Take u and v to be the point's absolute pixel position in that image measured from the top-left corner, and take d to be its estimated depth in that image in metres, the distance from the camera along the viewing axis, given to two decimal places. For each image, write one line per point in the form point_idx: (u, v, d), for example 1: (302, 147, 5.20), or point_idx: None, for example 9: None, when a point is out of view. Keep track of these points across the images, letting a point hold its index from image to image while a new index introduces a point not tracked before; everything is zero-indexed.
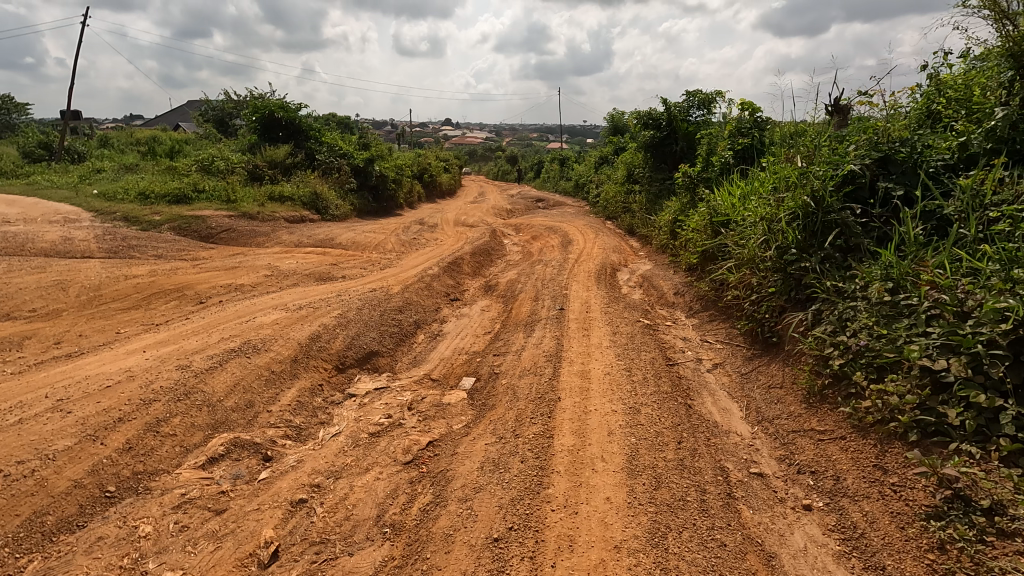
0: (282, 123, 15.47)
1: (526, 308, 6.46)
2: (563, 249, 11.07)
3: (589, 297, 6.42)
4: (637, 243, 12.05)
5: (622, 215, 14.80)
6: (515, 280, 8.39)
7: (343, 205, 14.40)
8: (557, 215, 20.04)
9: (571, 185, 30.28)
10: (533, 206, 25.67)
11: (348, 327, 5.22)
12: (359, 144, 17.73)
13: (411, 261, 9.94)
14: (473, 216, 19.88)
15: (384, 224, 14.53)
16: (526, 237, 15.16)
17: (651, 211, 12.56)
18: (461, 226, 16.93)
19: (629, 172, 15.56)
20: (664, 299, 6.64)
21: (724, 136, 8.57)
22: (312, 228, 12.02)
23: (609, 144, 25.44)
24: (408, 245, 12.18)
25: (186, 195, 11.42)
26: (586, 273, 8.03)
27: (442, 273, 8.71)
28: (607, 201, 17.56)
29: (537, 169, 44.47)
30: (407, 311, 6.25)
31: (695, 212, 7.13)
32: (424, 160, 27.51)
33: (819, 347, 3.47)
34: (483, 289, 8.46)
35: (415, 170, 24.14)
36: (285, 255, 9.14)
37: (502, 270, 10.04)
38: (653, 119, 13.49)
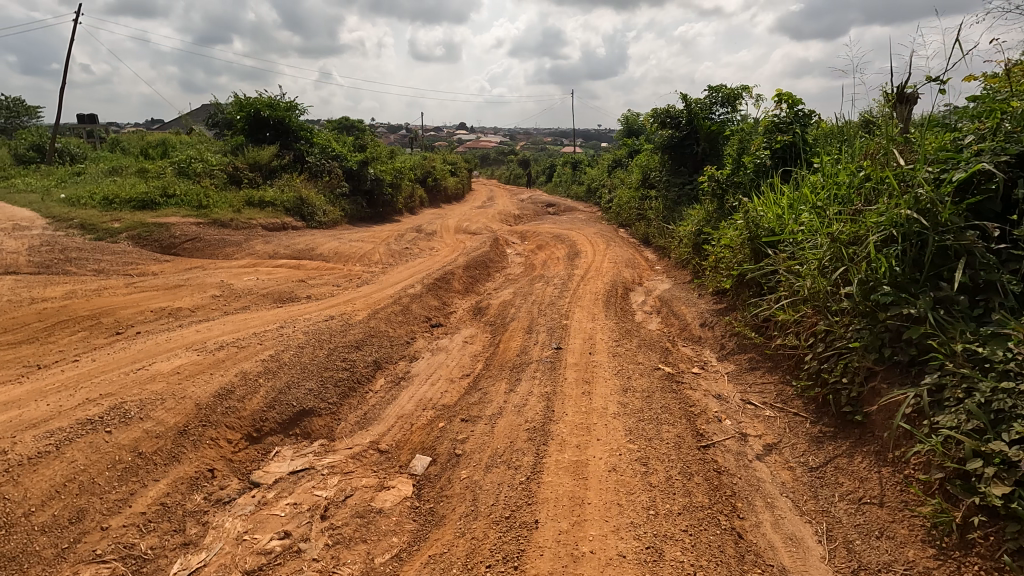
0: (269, 123, 14.39)
1: (516, 342, 5.23)
2: (569, 262, 9.80)
3: (594, 330, 5.17)
4: (653, 256, 10.76)
5: (636, 223, 13.52)
6: (509, 301, 7.16)
7: (332, 211, 13.29)
8: (567, 221, 18.77)
9: (583, 189, 29.05)
10: (542, 212, 24.45)
11: (274, 377, 3.98)
12: (355, 145, 16.65)
13: (394, 276, 8.73)
14: (476, 222, 18.69)
15: (376, 231, 13.40)
16: (531, 246, 13.93)
17: (669, 220, 11.27)
18: (462, 234, 15.74)
19: (644, 176, 14.26)
20: (687, 333, 5.37)
21: (757, 133, 7.27)
22: (292, 238, 10.90)
23: (623, 147, 24.16)
24: (397, 255, 11.00)
25: (152, 201, 10.37)
26: (593, 295, 6.77)
27: (426, 292, 7.50)
28: (620, 206, 16.27)
29: (549, 173, 43.23)
30: (367, 347, 5.02)
31: (725, 224, 5.85)
32: (429, 163, 26.40)
33: (949, 452, 2.19)
34: (472, 312, 7.24)
35: (418, 173, 23.07)
36: (247, 269, 7.97)
37: (498, 287, 8.80)
38: (671, 117, 12.19)
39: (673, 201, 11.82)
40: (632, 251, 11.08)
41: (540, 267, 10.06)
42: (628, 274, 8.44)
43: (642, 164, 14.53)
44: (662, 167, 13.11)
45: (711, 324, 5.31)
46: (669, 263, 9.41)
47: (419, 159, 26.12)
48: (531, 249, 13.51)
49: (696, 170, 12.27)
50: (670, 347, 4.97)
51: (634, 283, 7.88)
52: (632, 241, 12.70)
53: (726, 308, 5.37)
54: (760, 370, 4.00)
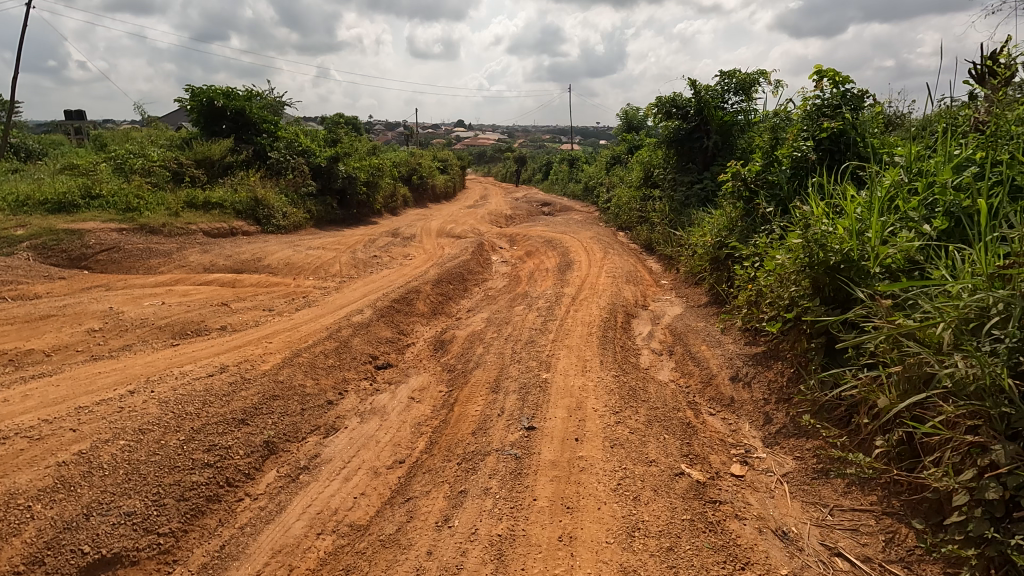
0: (226, 114, 12.84)
1: (477, 407, 3.77)
2: (559, 275, 8.30)
3: (585, 390, 3.69)
4: (658, 267, 9.29)
5: (638, 228, 12.03)
6: (480, 330, 5.67)
7: (294, 213, 11.78)
8: (561, 223, 17.27)
9: (580, 188, 27.58)
10: (537, 212, 22.98)
11: (60, 502, 2.46)
12: (327, 139, 15.12)
13: (346, 295, 7.20)
14: (463, 224, 17.17)
15: (345, 236, 11.89)
16: (519, 253, 12.44)
17: (675, 225, 9.79)
18: (445, 237, 14.23)
19: (646, 173, 12.79)
20: (714, 392, 3.92)
21: (793, 119, 5.80)
22: (239, 246, 9.40)
23: (623, 143, 22.67)
24: (361, 266, 9.49)
25: (71, 203, 8.83)
26: (586, 325, 5.28)
27: (376, 319, 5.99)
28: (619, 207, 14.80)
29: (545, 171, 41.67)
30: (258, 419, 3.51)
31: (763, 240, 4.38)
32: (416, 159, 24.82)
33: None
34: (433, 344, 5.74)
35: (403, 171, 21.56)
36: (158, 289, 6.43)
37: (473, 309, 7.30)
38: (677, 107, 10.72)
39: (681, 204, 10.34)
40: (634, 261, 9.60)
41: (525, 281, 8.56)
42: (630, 294, 6.94)
43: (644, 161, 13.05)
44: (667, 164, 11.64)
45: (750, 381, 3.84)
46: (679, 277, 7.92)
47: (405, 155, 24.52)
48: (519, 256, 12.02)
49: (707, 167, 10.80)
50: (694, 419, 3.51)
51: (638, 306, 6.40)
52: (635, 248, 11.22)
53: (770, 357, 3.92)
54: (845, 481, 2.56)
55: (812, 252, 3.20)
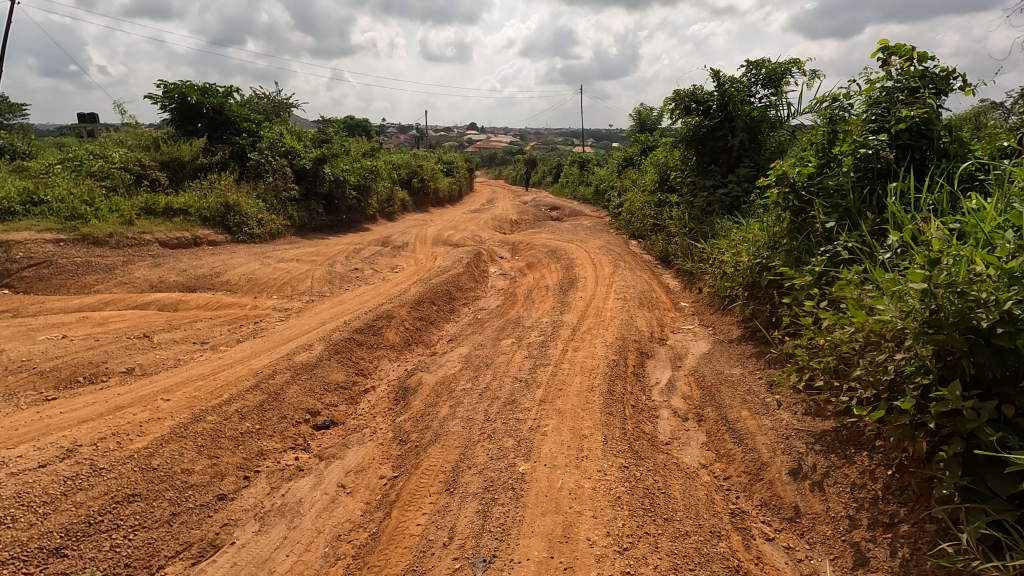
0: (203, 112, 11.81)
1: (423, 519, 2.59)
2: (559, 296, 7.09)
3: (579, 498, 2.52)
4: (676, 285, 8.04)
5: (652, 237, 10.79)
6: (454, 374, 4.49)
7: (272, 220, 10.71)
8: (568, 230, 16.08)
9: (591, 191, 26.38)
10: (544, 217, 21.81)
11: None
12: (317, 140, 14.05)
13: (305, 322, 6.06)
14: (463, 230, 16.02)
15: (328, 245, 10.79)
16: (521, 264, 11.24)
17: (696, 236, 8.54)
18: (441, 246, 13.09)
19: (661, 176, 11.54)
20: (768, 494, 2.72)
21: (845, 101, 4.51)
22: (199, 258, 8.30)
23: (636, 143, 21.45)
24: (337, 282, 8.35)
25: (7, 210, 7.69)
26: (586, 373, 4.08)
27: (327, 358, 4.82)
28: (631, 212, 13.56)
29: (555, 174, 40.47)
30: (83, 545, 2.36)
31: (844, 271, 3.15)
32: (418, 161, 23.72)
33: None
34: (395, 391, 4.56)
35: (403, 173, 20.48)
36: (70, 317, 5.30)
37: (455, 339, 6.11)
38: (698, 101, 9.47)
39: (703, 211, 9.10)
40: (648, 277, 8.34)
41: (521, 303, 7.35)
42: (645, 322, 5.71)
43: (659, 163, 11.82)
44: (686, 167, 10.39)
45: (823, 482, 2.63)
46: (702, 300, 6.69)
47: (407, 157, 23.44)
48: (519, 269, 10.82)
49: (731, 169, 9.55)
50: (744, 554, 2.31)
51: (654, 341, 5.18)
52: (649, 261, 9.98)
53: (850, 444, 2.72)
54: None
55: (943, 303, 2.01)
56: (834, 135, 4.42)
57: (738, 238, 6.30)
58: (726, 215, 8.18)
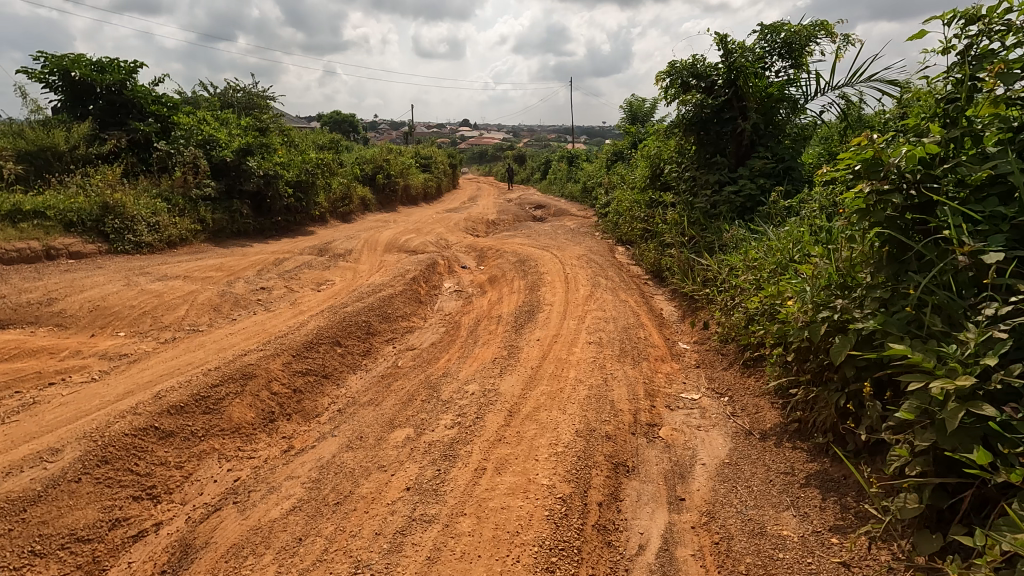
0: (96, 93, 9.65)
1: None
2: (511, 334, 5.08)
3: None
4: (672, 314, 6.07)
5: (643, 246, 8.80)
6: (278, 518, 2.50)
7: (172, 225, 8.68)
8: (549, 232, 14.11)
9: (578, 188, 24.44)
10: (525, 217, 19.84)
11: None
12: (251, 127, 11.94)
13: (116, 384, 4.04)
14: (427, 234, 13.98)
15: (243, 256, 8.78)
16: (482, 278, 9.23)
17: (697, 246, 6.57)
18: (394, 253, 11.09)
19: (653, 171, 9.55)
20: None
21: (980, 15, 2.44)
22: (39, 278, 6.26)
23: (626, 136, 19.50)
24: (224, 310, 6.33)
25: None
26: (501, 550, 2.10)
27: (72, 479, 2.79)
28: (620, 213, 11.60)
29: (544, 170, 38.37)
30: None
31: None
32: (389, 155, 21.58)
33: None
34: (172, 549, 2.55)
35: (368, 168, 18.40)
36: None
37: (344, 409, 4.09)
38: (702, 76, 7.47)
39: (706, 212, 7.13)
40: (636, 301, 6.36)
41: (461, 343, 5.34)
42: (627, 390, 3.71)
43: (651, 155, 9.82)
44: (685, 158, 8.40)
45: None
46: (711, 344, 4.70)
47: (376, 151, 21.29)
48: (480, 284, 8.84)
49: (740, 161, 7.56)
50: None
51: (639, 436, 3.19)
52: (639, 276, 8.02)
53: None
54: None
55: None
56: (958, 79, 2.39)
57: (765, 261, 4.33)
58: (737, 222, 6.23)
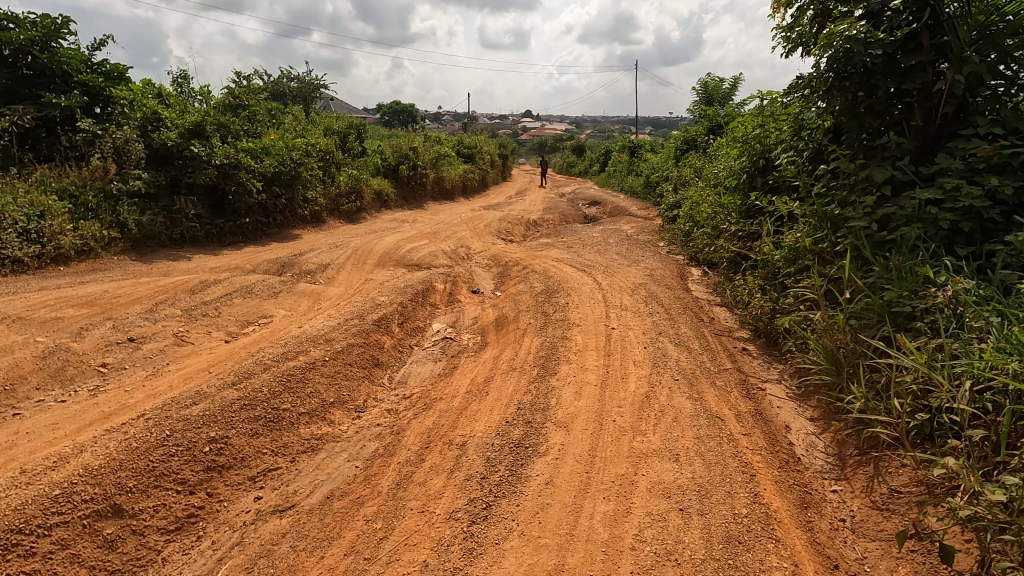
0: (6, 57, 7.43)
1: None
2: (450, 546, 2.18)
3: None
4: (815, 459, 2.99)
5: (736, 281, 5.64)
6: None
7: (66, 234, 6.35)
8: (600, 240, 11.04)
9: (640, 181, 21.03)
10: (574, 217, 16.75)
11: None
12: (223, 104, 9.54)
13: None
14: (444, 241, 11.20)
15: (158, 279, 6.32)
16: (489, 317, 6.38)
17: (860, 308, 3.43)
18: (387, 270, 8.43)
19: (755, 163, 6.26)
20: None
21: None
22: None
23: (701, 120, 15.99)
24: (21, 391, 3.78)
25: None
26: None
27: None
28: (696, 221, 8.39)
29: (602, 162, 34.76)
30: None
31: None
32: (422, 144, 19.03)
33: None
34: None
35: (393, 158, 15.92)
36: None
37: None
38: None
39: (872, 239, 3.89)
40: (737, 414, 3.29)
41: (356, 533, 2.49)
42: None
43: (750, 139, 6.55)
44: (813, 143, 5.15)
45: None
46: None
47: (406, 138, 18.67)
48: (482, 331, 5.94)
49: (929, 145, 4.18)
50: None
51: None
52: (730, 338, 4.89)
53: None
54: None
55: None
56: None
57: None
58: (961, 280, 3.04)
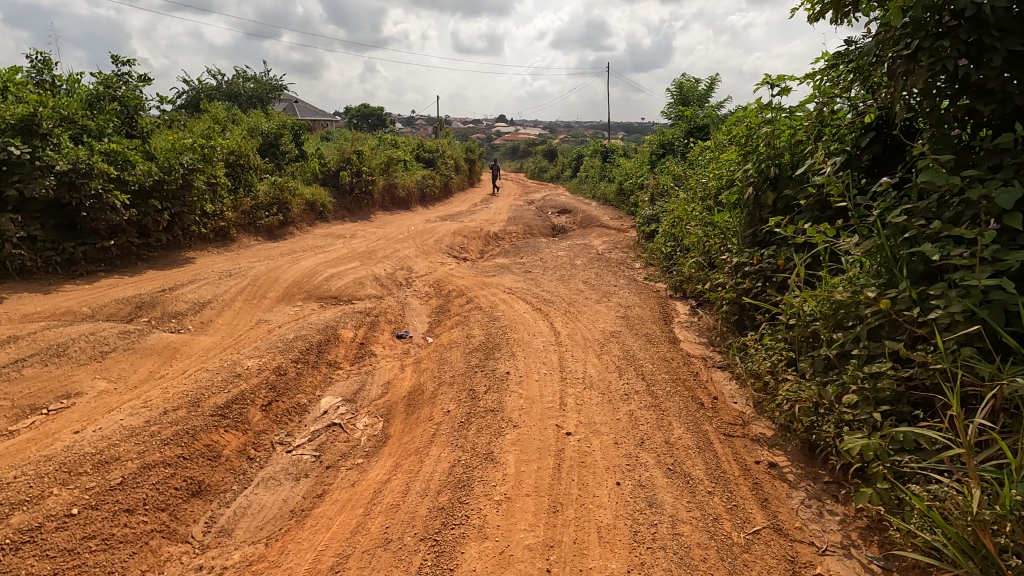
0: None
1: None
2: None
3: None
4: None
5: (747, 341, 3.96)
6: None
7: None
8: (566, 260, 9.34)
9: (613, 187, 19.50)
10: (541, 229, 15.08)
11: None
12: (87, 96, 7.58)
13: None
14: (380, 262, 9.37)
15: None
16: (404, 386, 4.59)
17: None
18: (290, 309, 6.57)
19: (763, 172, 4.61)
20: None
21: None
22: None
23: (679, 120, 14.48)
24: None
25: None
26: None
27: None
28: (683, 243, 6.75)
29: (575, 167, 33.31)
30: None
31: None
32: (372, 147, 17.13)
33: None
34: None
35: (334, 163, 14.01)
36: None
37: None
38: None
39: (1005, 306, 2.25)
40: None
41: None
42: None
43: (757, 140, 4.92)
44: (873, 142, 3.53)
45: None
46: None
47: (355, 141, 16.77)
48: (387, 413, 4.15)
49: None
50: None
51: None
52: (747, 438, 3.20)
53: None
54: None
55: None
56: None
57: None
58: None
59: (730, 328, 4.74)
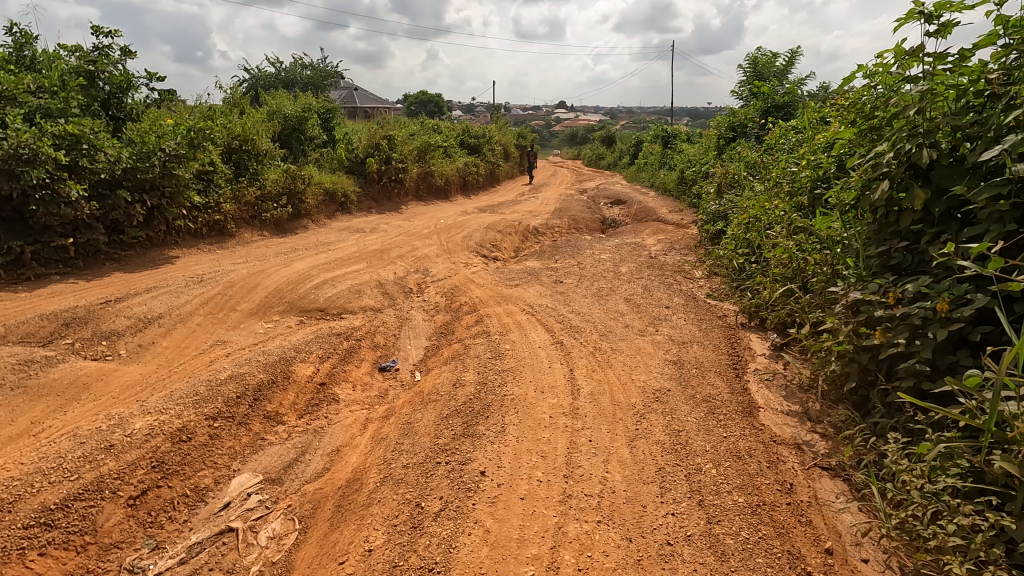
0: None
1: None
2: None
3: None
4: None
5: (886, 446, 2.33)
6: None
7: None
8: (612, 265, 7.71)
9: (674, 175, 17.43)
10: (589, 223, 13.40)
11: None
12: (58, 70, 6.66)
13: None
14: (392, 263, 8.09)
15: None
16: (350, 464, 3.22)
17: None
18: (259, 328, 5.36)
19: (907, 159, 2.89)
20: None
21: None
22: None
23: (755, 97, 12.35)
24: None
25: None
26: None
27: None
28: (763, 253, 5.01)
29: (634, 153, 31.03)
30: None
31: None
32: (409, 132, 15.90)
33: None
34: None
35: (361, 149, 12.85)
36: None
37: None
38: None
39: None
40: None
41: None
42: None
43: (892, 109, 3.18)
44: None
45: None
46: None
47: (389, 125, 15.56)
48: (308, 517, 2.79)
49: None
50: None
51: None
52: None
53: None
54: None
55: None
56: None
57: None
58: None
59: (843, 400, 3.08)
